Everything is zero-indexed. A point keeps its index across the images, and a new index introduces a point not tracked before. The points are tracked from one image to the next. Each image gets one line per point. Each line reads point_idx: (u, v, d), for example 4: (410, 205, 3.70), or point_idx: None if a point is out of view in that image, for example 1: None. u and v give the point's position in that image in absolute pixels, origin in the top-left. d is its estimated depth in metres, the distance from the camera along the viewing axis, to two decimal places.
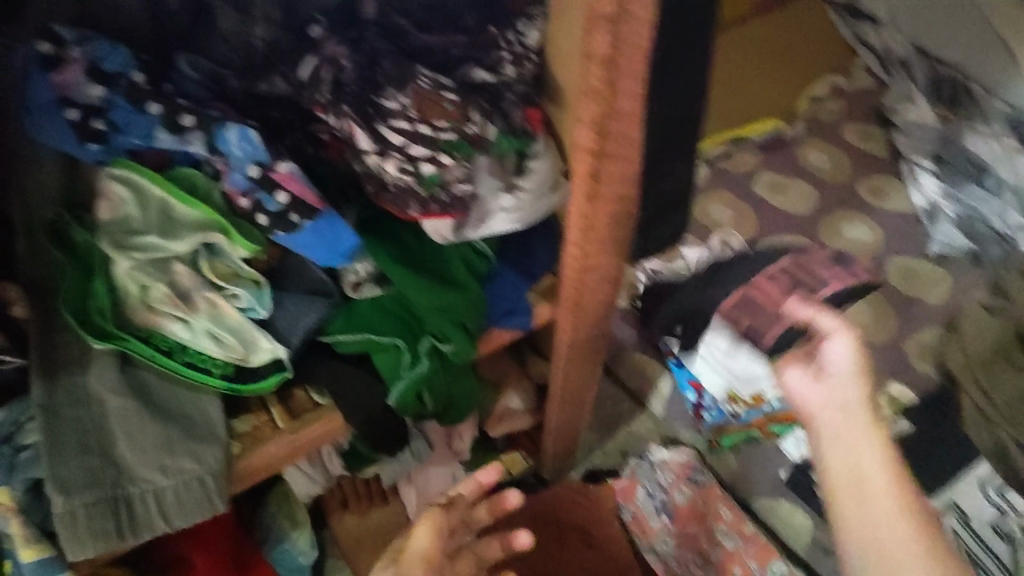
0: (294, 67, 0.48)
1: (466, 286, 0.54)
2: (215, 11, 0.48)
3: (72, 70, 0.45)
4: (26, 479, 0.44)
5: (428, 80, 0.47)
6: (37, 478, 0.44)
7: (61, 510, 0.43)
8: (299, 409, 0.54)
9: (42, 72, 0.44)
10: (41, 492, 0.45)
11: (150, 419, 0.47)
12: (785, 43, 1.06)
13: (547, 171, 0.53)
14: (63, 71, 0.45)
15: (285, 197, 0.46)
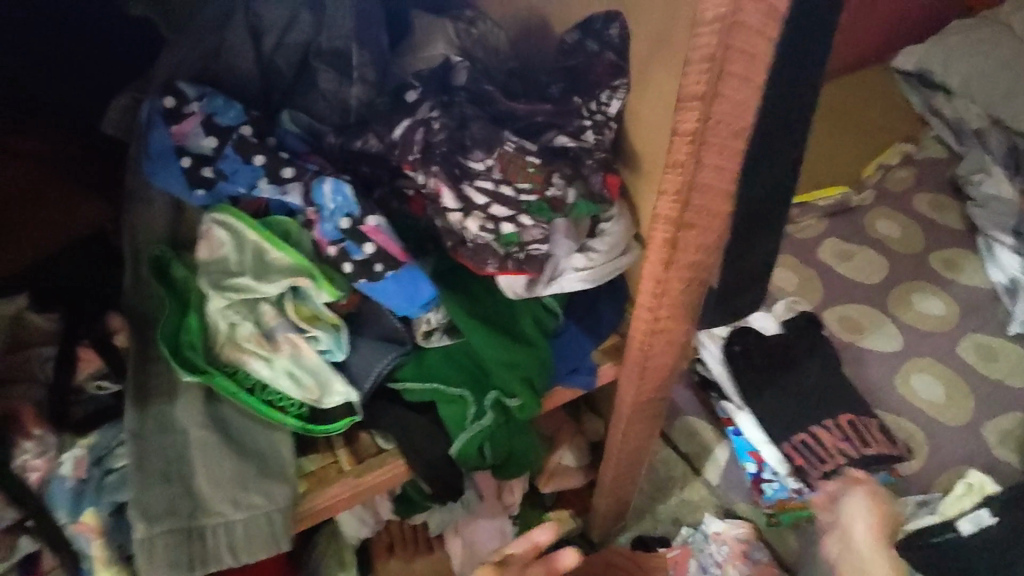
0: (387, 126, 0.50)
1: (535, 342, 0.55)
2: (317, 72, 0.56)
3: (189, 122, 0.49)
4: (111, 502, 0.46)
5: (514, 144, 0.49)
6: (120, 501, 0.46)
7: (140, 536, 0.45)
8: (363, 453, 0.55)
9: (163, 123, 0.49)
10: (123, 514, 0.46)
11: (228, 452, 0.48)
12: (867, 114, 1.15)
13: (618, 235, 0.54)
14: (183, 123, 0.49)
15: (371, 248, 0.49)
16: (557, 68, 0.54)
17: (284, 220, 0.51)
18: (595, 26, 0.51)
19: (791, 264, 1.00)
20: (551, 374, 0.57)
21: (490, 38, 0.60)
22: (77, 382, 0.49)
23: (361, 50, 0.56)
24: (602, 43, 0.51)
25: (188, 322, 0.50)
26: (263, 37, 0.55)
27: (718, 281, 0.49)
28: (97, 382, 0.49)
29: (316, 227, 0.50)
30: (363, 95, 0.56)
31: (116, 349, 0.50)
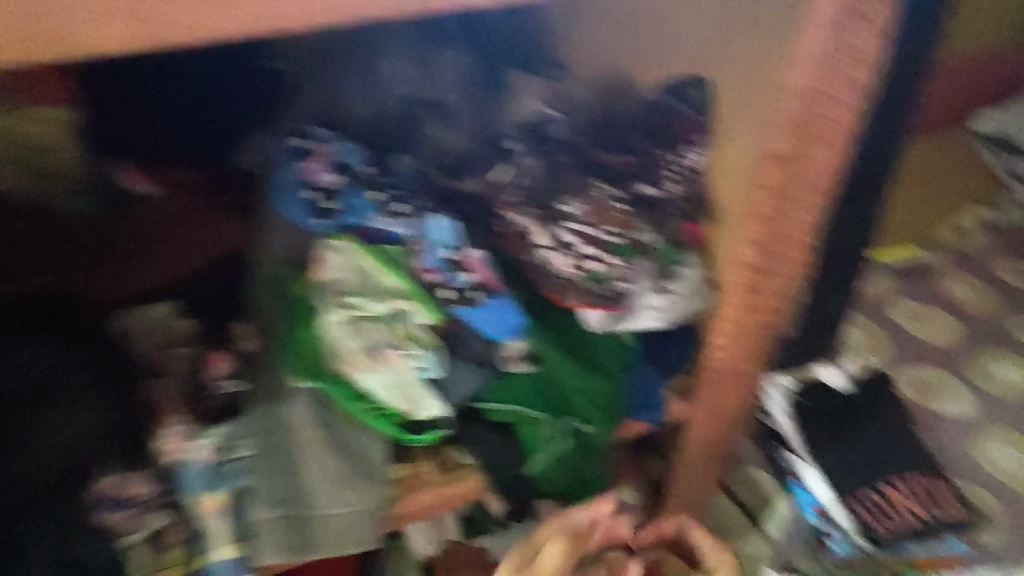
0: (484, 170, 0.59)
1: (608, 372, 0.59)
2: (423, 122, 0.63)
3: (319, 162, 0.58)
4: (234, 487, 0.53)
5: (602, 191, 0.56)
6: (238, 487, 0.53)
7: (260, 517, 0.53)
8: (447, 465, 0.60)
9: (299, 161, 0.58)
10: (242, 499, 0.53)
11: (329, 453, 0.54)
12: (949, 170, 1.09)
13: (695, 279, 0.57)
14: (314, 162, 0.58)
15: (472, 277, 0.55)
16: (642, 125, 0.60)
17: (389, 249, 0.57)
18: (679, 87, 0.58)
19: (864, 325, 1.00)
20: (624, 404, 0.61)
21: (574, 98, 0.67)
22: (207, 380, 0.54)
23: (460, 100, 0.65)
24: (687, 102, 0.58)
25: (302, 334, 0.55)
26: (381, 88, 0.64)
27: (778, 319, 0.58)
28: (220, 383, 0.54)
29: (422, 256, 0.56)
30: (466, 142, 0.62)
31: (242, 352, 0.56)
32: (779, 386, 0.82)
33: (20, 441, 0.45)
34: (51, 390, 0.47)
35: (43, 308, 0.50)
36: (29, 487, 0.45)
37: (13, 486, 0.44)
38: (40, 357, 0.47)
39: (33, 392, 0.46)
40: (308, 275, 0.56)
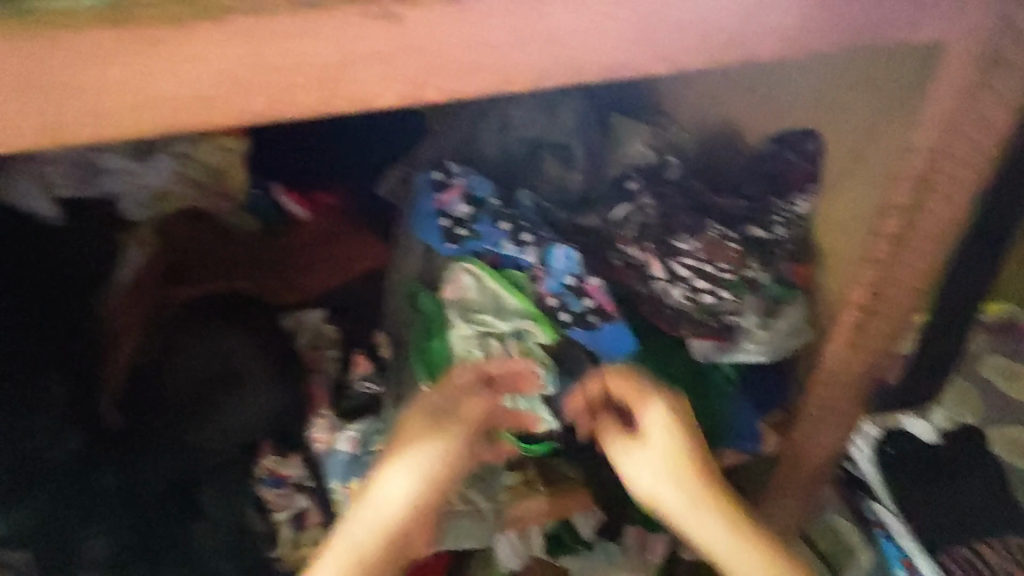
0: (608, 208, 0.64)
1: (710, 398, 0.63)
2: (544, 164, 0.70)
3: (452, 192, 0.65)
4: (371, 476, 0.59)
5: (717, 230, 0.61)
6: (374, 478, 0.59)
7: None
8: (552, 477, 0.64)
9: (434, 192, 0.65)
10: None
11: (453, 455, 0.60)
12: None
13: (797, 317, 0.61)
14: (447, 194, 0.65)
15: (589, 302, 0.60)
16: (753, 172, 0.64)
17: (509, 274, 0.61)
18: (792, 140, 0.62)
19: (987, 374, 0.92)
20: (726, 430, 0.64)
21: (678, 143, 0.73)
22: (351, 379, 0.62)
23: (580, 143, 0.71)
24: (800, 154, 0.61)
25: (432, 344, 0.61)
26: (508, 130, 0.71)
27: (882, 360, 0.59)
28: (364, 382, 0.62)
29: (542, 281, 0.61)
30: (581, 183, 0.70)
31: (383, 358, 0.64)
32: (868, 437, 0.82)
33: (208, 415, 0.53)
34: (236, 376, 0.55)
35: (223, 305, 0.59)
36: (215, 458, 0.54)
37: (203, 457, 0.53)
38: (228, 348, 0.55)
39: (224, 377, 0.55)
40: (442, 292, 0.62)
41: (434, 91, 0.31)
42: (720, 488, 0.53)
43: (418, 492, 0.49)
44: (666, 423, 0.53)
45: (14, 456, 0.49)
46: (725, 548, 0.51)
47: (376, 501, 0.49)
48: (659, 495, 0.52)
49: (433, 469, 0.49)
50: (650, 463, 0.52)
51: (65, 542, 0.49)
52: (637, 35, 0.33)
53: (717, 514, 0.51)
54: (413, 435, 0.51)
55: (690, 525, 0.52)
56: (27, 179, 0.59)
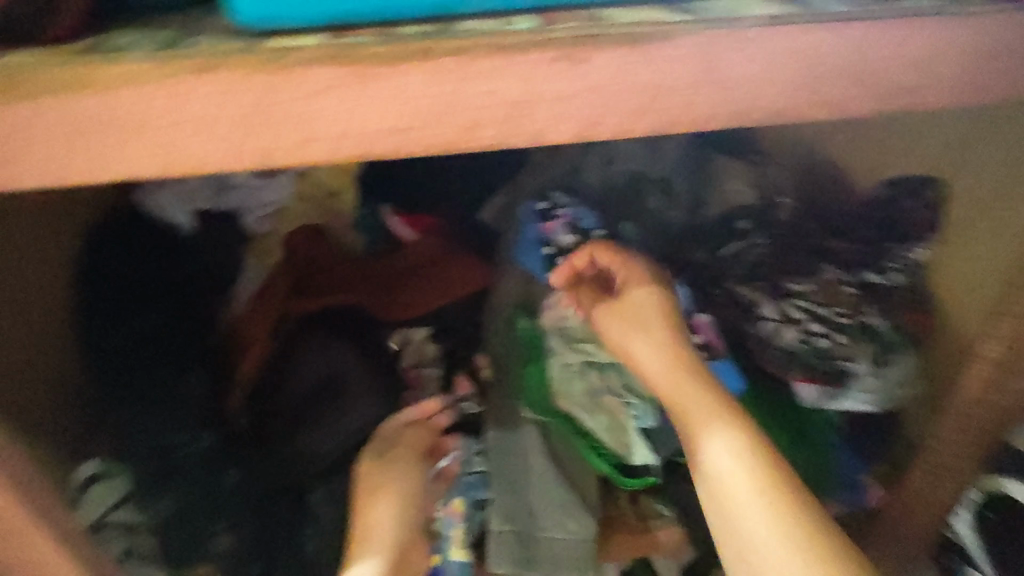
0: (717, 246, 0.65)
1: (818, 445, 0.61)
2: (645, 196, 0.70)
3: (558, 222, 0.66)
4: (472, 496, 0.61)
5: (832, 275, 0.61)
6: (479, 498, 0.60)
7: (494, 529, 0.58)
8: (645, 513, 0.64)
9: (541, 220, 0.66)
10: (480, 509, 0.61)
11: (555, 482, 0.59)
12: None
13: (911, 366, 0.59)
14: (552, 223, 0.66)
15: (697, 338, 0.58)
16: (867, 218, 0.64)
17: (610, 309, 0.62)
18: (910, 187, 0.61)
19: None
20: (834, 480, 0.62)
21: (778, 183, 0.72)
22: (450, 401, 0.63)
23: (683, 179, 0.71)
24: (920, 201, 0.60)
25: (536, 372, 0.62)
26: (613, 162, 0.71)
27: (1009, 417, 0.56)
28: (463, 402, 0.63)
29: None
30: (683, 218, 0.69)
31: (483, 381, 0.64)
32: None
33: (317, 424, 0.55)
34: (344, 384, 0.55)
35: (333, 317, 0.60)
36: (324, 467, 0.55)
37: (314, 466, 0.54)
38: (339, 356, 0.56)
39: (333, 384, 0.56)
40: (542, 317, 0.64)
41: (604, 130, 0.33)
42: (747, 423, 0.49)
43: (398, 526, 0.53)
44: (693, 353, 0.54)
45: (159, 452, 0.53)
46: (739, 476, 0.47)
47: (375, 528, 0.53)
48: (710, 430, 0.49)
49: (406, 498, 0.54)
50: (698, 391, 0.51)
51: (192, 535, 0.53)
52: (804, 83, 0.33)
53: (749, 446, 0.48)
54: (391, 472, 0.54)
55: (721, 459, 0.48)
56: (165, 192, 0.63)
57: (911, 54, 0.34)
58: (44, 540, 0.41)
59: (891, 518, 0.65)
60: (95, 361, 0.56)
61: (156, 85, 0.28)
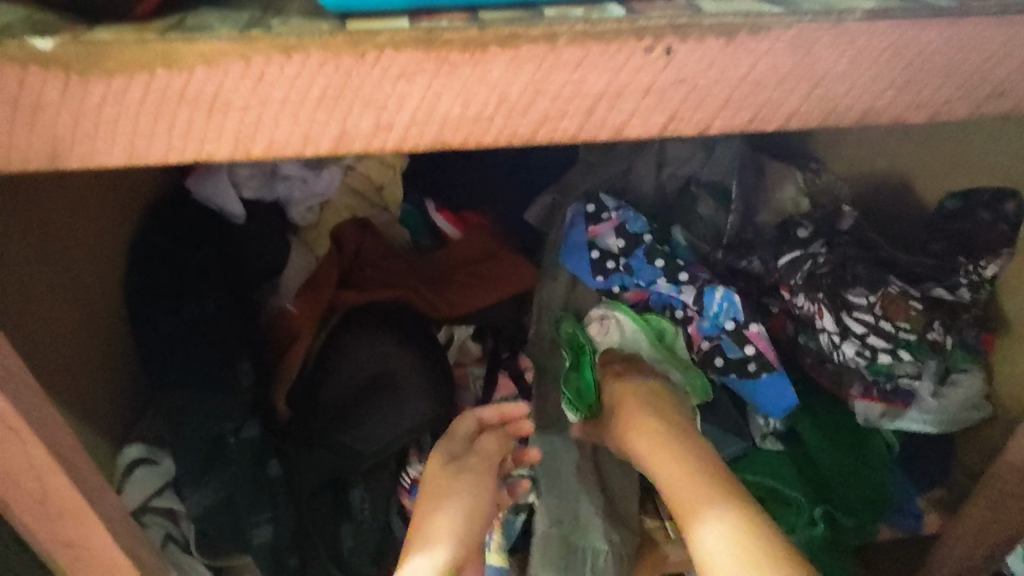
0: (773, 254, 0.61)
1: (872, 464, 0.60)
2: (697, 201, 0.68)
3: (605, 225, 0.63)
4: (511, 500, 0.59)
5: (897, 288, 0.57)
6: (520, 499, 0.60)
7: (536, 530, 0.56)
8: None
9: (586, 222, 0.64)
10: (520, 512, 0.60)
11: (594, 489, 0.59)
12: None
13: (977, 387, 0.57)
14: (599, 225, 0.63)
15: (750, 349, 0.58)
16: (937, 230, 0.61)
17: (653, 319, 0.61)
18: (984, 200, 0.59)
19: None
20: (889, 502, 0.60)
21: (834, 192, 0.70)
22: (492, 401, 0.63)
23: (737, 184, 0.69)
24: (996, 215, 0.57)
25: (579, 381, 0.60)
26: (664, 166, 0.70)
27: None
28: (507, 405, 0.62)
29: (694, 323, 0.59)
30: (736, 223, 0.67)
31: (525, 384, 0.64)
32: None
33: (363, 419, 0.55)
34: (393, 380, 0.56)
35: (379, 311, 0.60)
36: (368, 462, 0.55)
37: (358, 460, 0.54)
38: (389, 351, 0.57)
39: (382, 380, 0.56)
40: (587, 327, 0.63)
41: (688, 126, 0.31)
42: (748, 506, 0.44)
43: (465, 528, 0.48)
44: (696, 441, 0.51)
45: (203, 438, 0.50)
46: (718, 536, 0.42)
47: (438, 515, 0.48)
48: (698, 513, 0.44)
49: (478, 502, 0.50)
50: (697, 477, 0.47)
51: (233, 529, 0.50)
52: (903, 83, 0.32)
53: (742, 526, 0.42)
54: (466, 475, 0.51)
55: (708, 540, 0.42)
56: (223, 178, 0.61)
57: (1020, 55, 0.32)
58: (96, 520, 0.41)
59: (945, 551, 0.61)
60: (143, 342, 0.54)
61: (243, 64, 0.28)
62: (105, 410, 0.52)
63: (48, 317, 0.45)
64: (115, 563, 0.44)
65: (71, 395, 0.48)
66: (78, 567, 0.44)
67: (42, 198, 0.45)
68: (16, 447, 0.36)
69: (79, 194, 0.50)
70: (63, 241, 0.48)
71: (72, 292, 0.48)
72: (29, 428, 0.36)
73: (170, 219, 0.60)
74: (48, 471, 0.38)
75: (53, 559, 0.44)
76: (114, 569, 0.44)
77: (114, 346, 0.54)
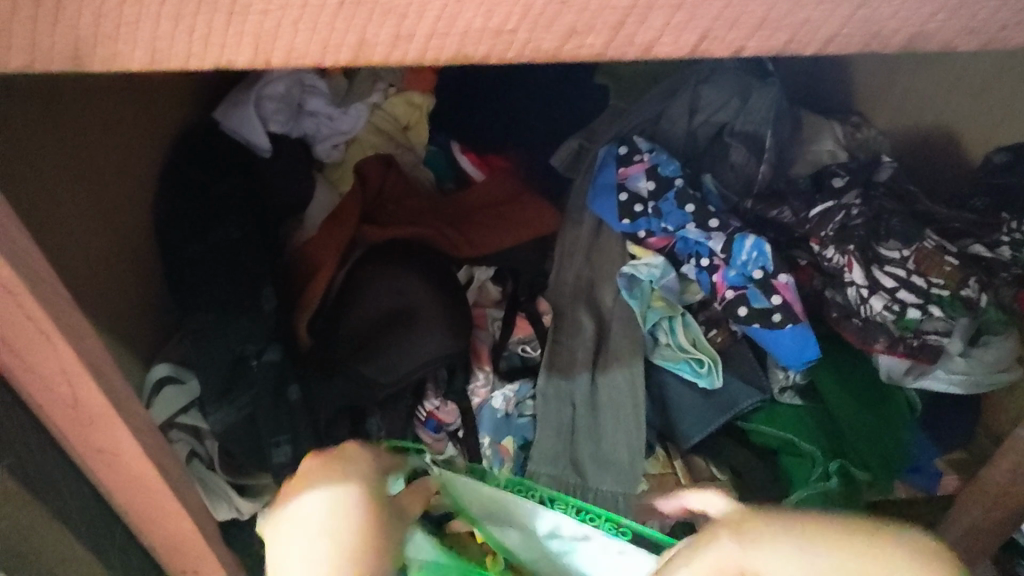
0: (806, 204, 0.59)
1: (890, 421, 0.59)
2: (730, 147, 0.66)
3: (637, 167, 0.62)
4: (522, 437, 0.61)
5: (934, 242, 0.55)
6: (526, 439, 0.61)
7: (532, 470, 0.59)
8: (699, 474, 0.61)
9: (617, 164, 0.63)
10: (527, 450, 0.61)
11: (597, 431, 0.59)
12: None
13: (1007, 349, 0.56)
14: (629, 167, 0.62)
15: (777, 300, 0.56)
16: (981, 183, 0.58)
17: (682, 272, 0.60)
18: None
19: None
20: (908, 462, 0.59)
21: (875, 145, 0.67)
22: (509, 343, 0.62)
23: (772, 134, 0.66)
24: None
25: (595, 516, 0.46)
26: (697, 113, 0.68)
27: None
28: (522, 345, 0.63)
29: (720, 272, 0.58)
30: (768, 174, 0.65)
31: (544, 327, 0.63)
32: None
33: (382, 351, 0.56)
34: (412, 312, 0.56)
35: (400, 247, 0.60)
36: (386, 393, 0.55)
37: (377, 390, 0.55)
38: (409, 285, 0.57)
39: (402, 314, 0.57)
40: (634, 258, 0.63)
41: (718, 46, 0.30)
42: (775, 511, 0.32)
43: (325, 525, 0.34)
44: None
45: (227, 360, 0.51)
46: None
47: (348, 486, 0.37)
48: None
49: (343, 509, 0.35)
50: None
51: (256, 445, 0.53)
52: (957, 5, 0.30)
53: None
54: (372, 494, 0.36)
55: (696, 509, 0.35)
56: (250, 111, 0.61)
57: None
58: (127, 428, 0.43)
59: (960, 513, 0.60)
60: (169, 264, 0.55)
61: None
62: (136, 327, 0.54)
63: (77, 225, 0.46)
64: (143, 471, 0.46)
65: (102, 310, 0.49)
66: (108, 473, 0.46)
67: (68, 108, 0.46)
68: (49, 352, 0.38)
69: (108, 108, 0.50)
70: (92, 157, 0.48)
71: (102, 206, 0.49)
72: (62, 337, 0.37)
73: (196, 145, 0.60)
74: (80, 377, 0.39)
75: (85, 463, 0.46)
76: (141, 477, 0.47)
77: (144, 266, 0.55)
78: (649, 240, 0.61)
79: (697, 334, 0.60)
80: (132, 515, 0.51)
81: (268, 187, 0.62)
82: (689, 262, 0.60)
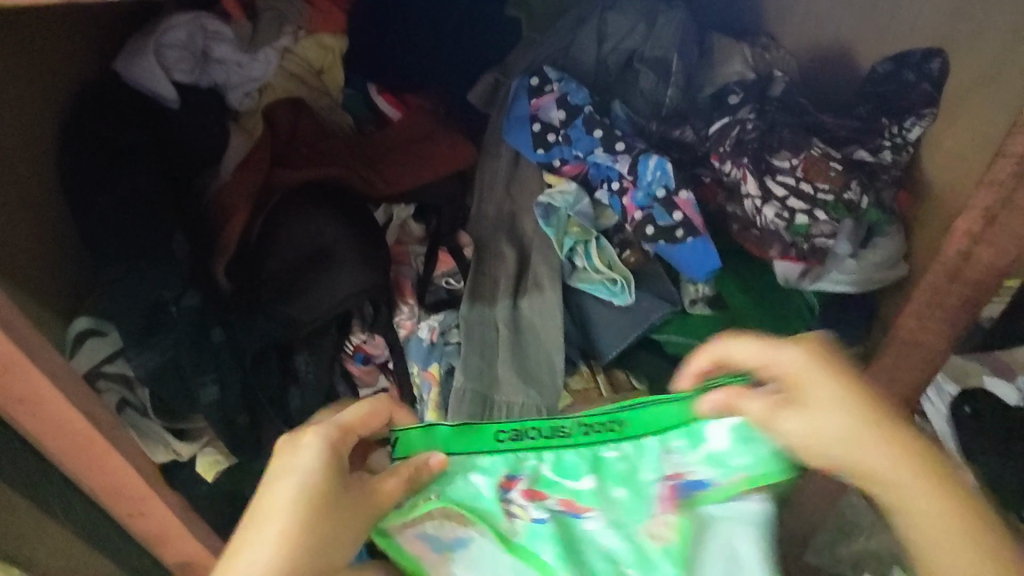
0: (705, 123, 0.62)
1: (788, 318, 0.64)
2: (639, 73, 0.68)
3: (547, 97, 0.63)
4: (449, 364, 0.63)
5: (819, 149, 0.58)
6: (452, 364, 0.63)
7: (457, 386, 0.61)
8: (618, 386, 0.66)
9: (528, 95, 0.64)
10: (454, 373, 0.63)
11: (511, 352, 0.61)
12: None
13: (893, 249, 0.60)
14: (541, 98, 0.63)
15: (678, 216, 0.59)
16: (867, 93, 0.63)
17: (596, 198, 0.63)
18: (914, 60, 0.59)
19: None
20: None
21: (782, 65, 0.69)
22: (433, 277, 0.65)
23: (679, 58, 0.67)
24: (920, 73, 0.58)
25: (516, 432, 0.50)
26: (606, 40, 0.68)
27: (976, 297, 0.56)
28: (446, 278, 0.65)
29: (629, 195, 0.60)
30: (675, 98, 0.66)
31: (466, 260, 0.65)
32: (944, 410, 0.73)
33: (306, 289, 0.58)
34: (331, 251, 0.58)
35: (317, 189, 0.61)
36: (308, 329, 0.58)
37: (298, 328, 0.58)
38: (325, 226, 0.58)
39: (319, 254, 0.58)
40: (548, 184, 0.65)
41: None
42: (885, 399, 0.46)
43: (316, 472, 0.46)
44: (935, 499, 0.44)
45: (144, 304, 0.53)
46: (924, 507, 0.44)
47: (299, 465, 0.46)
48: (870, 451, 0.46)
49: (312, 471, 0.46)
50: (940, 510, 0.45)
51: (183, 386, 0.55)
52: None
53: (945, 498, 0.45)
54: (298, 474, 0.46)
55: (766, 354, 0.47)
56: (151, 61, 0.59)
57: None
58: (43, 376, 0.44)
59: None
60: (79, 218, 0.55)
61: None
62: (45, 281, 0.53)
63: None
64: (67, 417, 0.48)
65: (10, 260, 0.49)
66: (34, 422, 0.48)
67: None
68: None
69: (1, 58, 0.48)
70: None
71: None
72: None
73: (95, 96, 0.59)
74: None
75: (8, 413, 0.47)
76: (67, 422, 0.48)
77: (54, 220, 0.55)
78: (563, 167, 0.63)
79: (608, 254, 0.63)
80: (65, 463, 0.52)
81: (176, 136, 0.62)
82: (601, 188, 0.62)
